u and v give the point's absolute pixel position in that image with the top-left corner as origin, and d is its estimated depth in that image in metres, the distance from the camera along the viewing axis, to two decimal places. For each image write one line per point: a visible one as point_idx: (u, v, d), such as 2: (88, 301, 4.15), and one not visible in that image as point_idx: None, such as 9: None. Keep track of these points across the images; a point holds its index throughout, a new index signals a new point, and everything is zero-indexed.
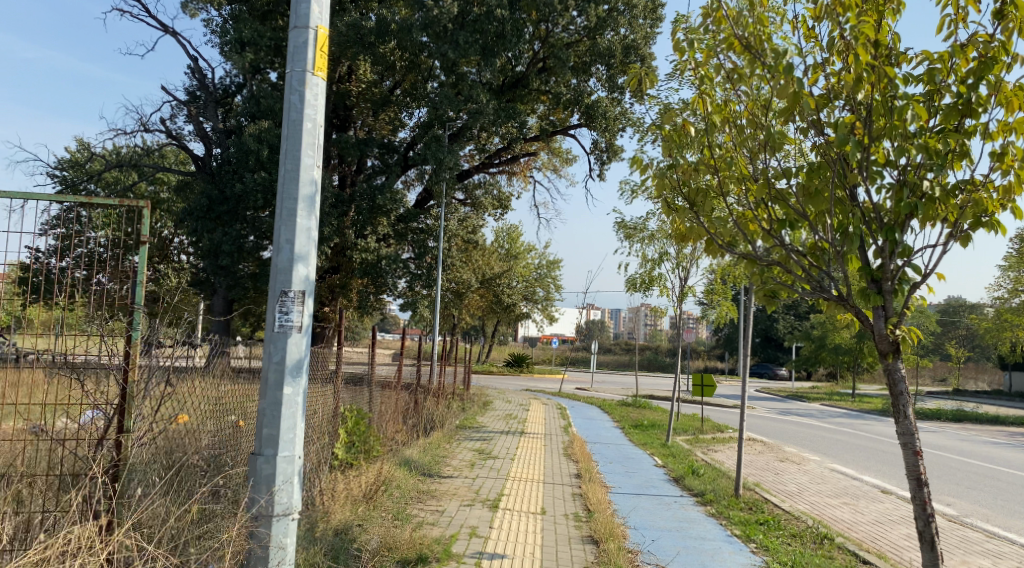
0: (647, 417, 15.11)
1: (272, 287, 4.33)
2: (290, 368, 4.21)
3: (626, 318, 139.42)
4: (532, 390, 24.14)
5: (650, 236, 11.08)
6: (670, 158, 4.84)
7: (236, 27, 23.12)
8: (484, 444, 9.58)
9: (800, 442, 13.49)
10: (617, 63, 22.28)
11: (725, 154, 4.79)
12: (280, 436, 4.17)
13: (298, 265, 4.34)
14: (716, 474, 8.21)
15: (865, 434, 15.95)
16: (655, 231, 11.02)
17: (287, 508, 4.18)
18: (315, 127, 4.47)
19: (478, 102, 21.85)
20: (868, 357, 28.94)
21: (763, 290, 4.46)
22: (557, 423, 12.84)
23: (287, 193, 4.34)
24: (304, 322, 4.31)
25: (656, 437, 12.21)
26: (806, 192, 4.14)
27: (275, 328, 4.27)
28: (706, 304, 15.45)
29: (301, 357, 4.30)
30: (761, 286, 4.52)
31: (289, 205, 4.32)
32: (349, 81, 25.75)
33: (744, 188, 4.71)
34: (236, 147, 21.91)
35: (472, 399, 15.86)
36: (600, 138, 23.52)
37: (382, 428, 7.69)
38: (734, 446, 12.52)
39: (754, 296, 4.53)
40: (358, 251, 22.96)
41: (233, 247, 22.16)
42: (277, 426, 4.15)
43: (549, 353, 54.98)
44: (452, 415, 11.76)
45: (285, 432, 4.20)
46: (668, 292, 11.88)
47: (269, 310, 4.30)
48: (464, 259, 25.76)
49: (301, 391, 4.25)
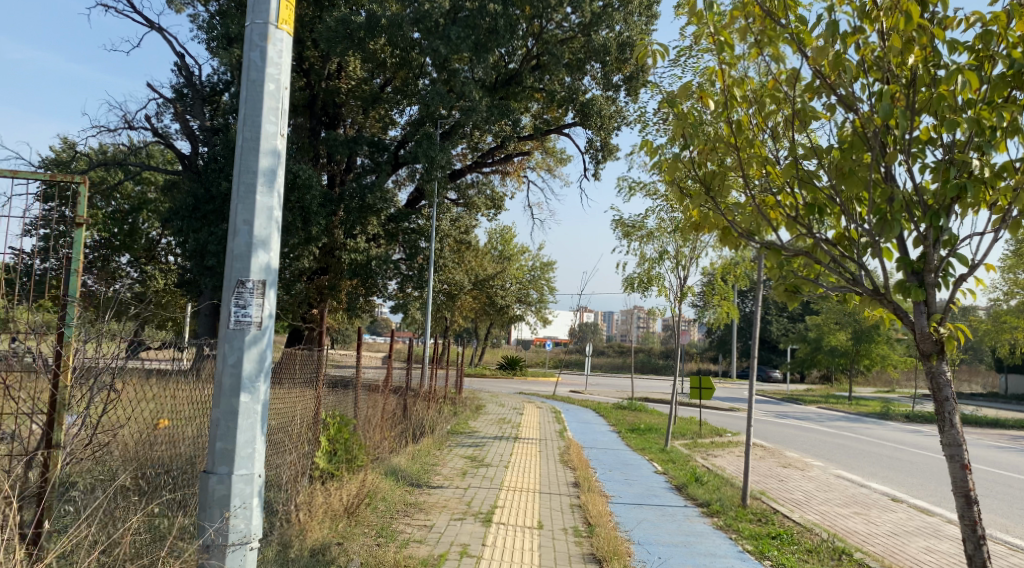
0: (644, 421, 14.75)
1: (227, 276, 3.95)
2: (248, 373, 3.85)
3: (619, 320, 139.31)
4: (526, 393, 23.76)
5: (648, 234, 10.72)
6: (684, 137, 4.46)
7: (223, 22, 22.72)
8: (475, 450, 9.18)
9: (801, 446, 13.15)
10: (611, 60, 22.00)
11: (744, 132, 4.44)
12: (236, 453, 3.78)
13: (258, 251, 3.97)
14: (721, 482, 7.83)
15: (865, 438, 15.63)
16: (654, 228, 10.65)
17: (244, 536, 3.80)
18: (279, 90, 4.11)
19: (470, 99, 21.46)
20: (864, 359, 28.71)
21: (786, 285, 4.10)
22: (552, 427, 12.46)
23: (246, 167, 3.96)
24: (263, 316, 3.95)
25: (654, 442, 11.85)
26: (837, 171, 3.77)
27: (231, 325, 3.89)
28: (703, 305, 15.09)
29: (260, 358, 3.93)
30: (781, 280, 4.15)
31: (247, 180, 3.94)
32: (339, 78, 25.38)
33: (765, 170, 4.35)
34: (224, 144, 21.51)
35: (463, 403, 15.47)
36: (595, 137, 23.20)
37: (368, 435, 7.30)
38: (733, 451, 12.17)
39: (775, 291, 4.17)
40: (348, 251, 22.60)
41: (220, 247, 21.71)
42: (232, 441, 3.77)
43: (541, 356, 54.67)
44: (443, 420, 11.36)
45: (241, 447, 3.82)
46: (666, 292, 11.52)
47: (224, 302, 3.92)
48: (456, 260, 25.36)
49: (260, 399, 3.88)
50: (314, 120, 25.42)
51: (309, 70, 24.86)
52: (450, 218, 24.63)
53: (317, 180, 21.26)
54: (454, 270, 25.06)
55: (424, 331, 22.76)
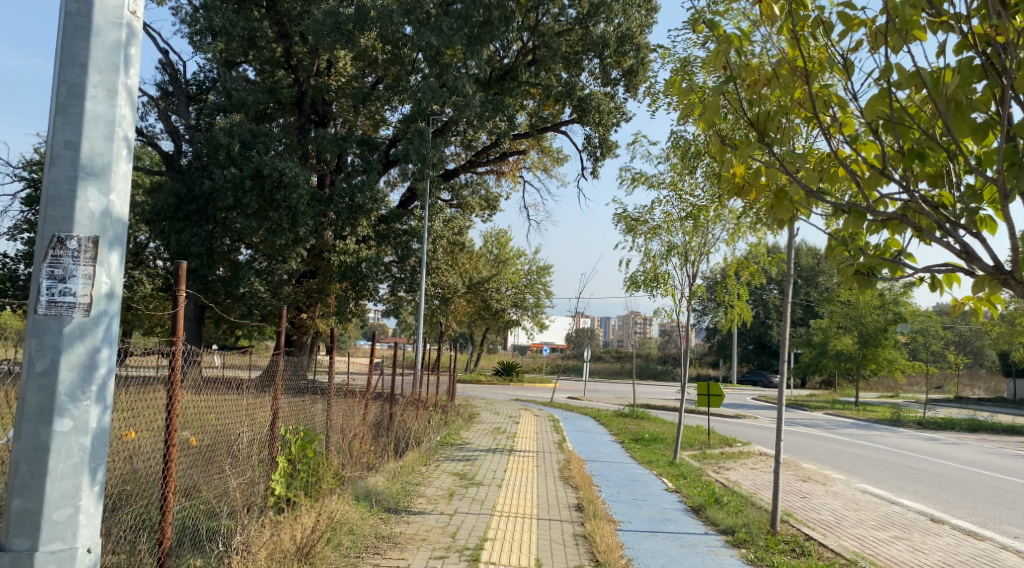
0: (648, 430, 13.87)
1: (39, 227, 2.67)
2: (71, 380, 2.58)
3: (617, 326, 138.63)
4: (523, 401, 22.84)
5: (653, 228, 9.84)
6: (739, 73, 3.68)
7: (207, 16, 21.97)
8: (465, 465, 8.29)
9: (818, 457, 12.28)
10: (610, 54, 21.19)
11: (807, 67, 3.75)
12: (42, 519, 2.52)
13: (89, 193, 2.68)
14: (743, 503, 6.96)
15: (882, 447, 14.75)
16: (660, 221, 9.78)
17: None
18: None
19: (464, 95, 20.63)
20: (871, 363, 27.80)
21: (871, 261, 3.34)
22: (550, 438, 11.60)
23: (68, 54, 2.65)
24: (98, 293, 2.69)
25: (662, 454, 10.97)
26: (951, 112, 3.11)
27: (40, 309, 2.61)
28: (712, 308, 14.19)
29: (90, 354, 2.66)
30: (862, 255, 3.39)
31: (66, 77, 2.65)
32: (328, 75, 24.52)
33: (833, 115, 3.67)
34: (207, 140, 20.61)
35: (456, 411, 14.60)
36: (593, 134, 22.37)
37: (340, 453, 6.47)
38: (746, 463, 11.29)
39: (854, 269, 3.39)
40: (337, 253, 21.72)
41: (203, 249, 20.83)
42: (36, 498, 2.51)
43: (538, 362, 53.76)
44: (431, 431, 10.49)
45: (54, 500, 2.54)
46: (672, 292, 10.62)
47: (33, 269, 2.65)
48: (451, 261, 24.42)
49: (86, 427, 2.60)
50: (302, 118, 24.61)
51: (298, 67, 24.03)
52: (444, 219, 23.71)
53: (305, 178, 20.40)
54: (448, 273, 24.17)
55: (416, 335, 21.85)
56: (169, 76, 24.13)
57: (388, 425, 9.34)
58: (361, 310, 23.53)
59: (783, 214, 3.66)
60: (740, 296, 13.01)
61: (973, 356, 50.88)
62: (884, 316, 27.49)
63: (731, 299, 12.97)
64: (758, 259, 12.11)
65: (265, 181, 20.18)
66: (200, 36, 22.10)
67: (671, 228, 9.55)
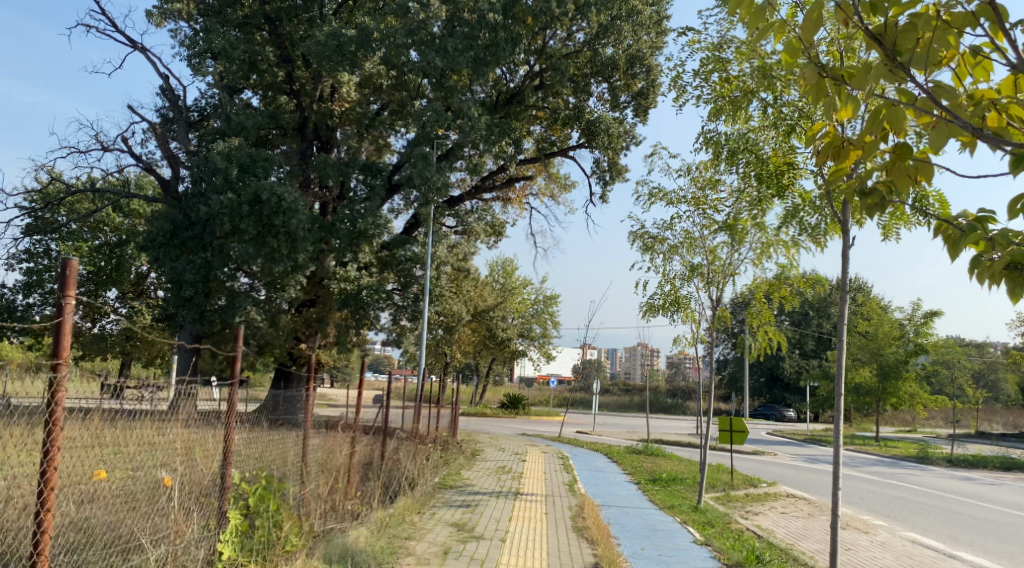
0: (665, 469, 12.89)
1: None
2: None
3: (624, 358, 137.34)
4: (530, 435, 21.89)
5: (674, 248, 9.08)
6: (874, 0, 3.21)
7: (207, 37, 21.52)
8: (463, 513, 7.36)
9: (851, 500, 11.30)
10: (619, 76, 20.57)
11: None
12: None
13: None
14: (785, 561, 6.05)
15: (916, 488, 13.73)
16: (680, 240, 9.03)
17: None
18: None
19: (469, 118, 19.96)
20: (892, 398, 26.68)
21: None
22: (559, 478, 10.68)
23: None
24: None
25: (682, 496, 10.04)
26: None
27: None
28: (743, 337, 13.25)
29: None
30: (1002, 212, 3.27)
31: None
32: (330, 100, 23.99)
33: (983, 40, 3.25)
34: (204, 164, 20.06)
35: (458, 448, 13.70)
36: (602, 157, 21.72)
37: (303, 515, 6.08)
38: (775, 507, 10.29)
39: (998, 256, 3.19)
40: (337, 281, 20.98)
41: (199, 276, 20.10)
42: None
43: (545, 395, 52.65)
44: (429, 471, 9.59)
45: None
46: (694, 317, 9.75)
47: None
48: (455, 289, 23.55)
49: None
50: (304, 143, 24.04)
51: (300, 91, 23.42)
52: (448, 246, 22.96)
53: (304, 203, 19.66)
54: (452, 301, 23.35)
55: (419, 366, 20.96)
56: (169, 100, 23.58)
57: (373, 465, 8.54)
58: (361, 340, 22.69)
59: (904, 176, 3.35)
60: (767, 323, 12.11)
61: (991, 389, 49.53)
62: (904, 348, 26.47)
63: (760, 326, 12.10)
64: (792, 285, 11.19)
65: (263, 208, 19.39)
66: (199, 60, 21.59)
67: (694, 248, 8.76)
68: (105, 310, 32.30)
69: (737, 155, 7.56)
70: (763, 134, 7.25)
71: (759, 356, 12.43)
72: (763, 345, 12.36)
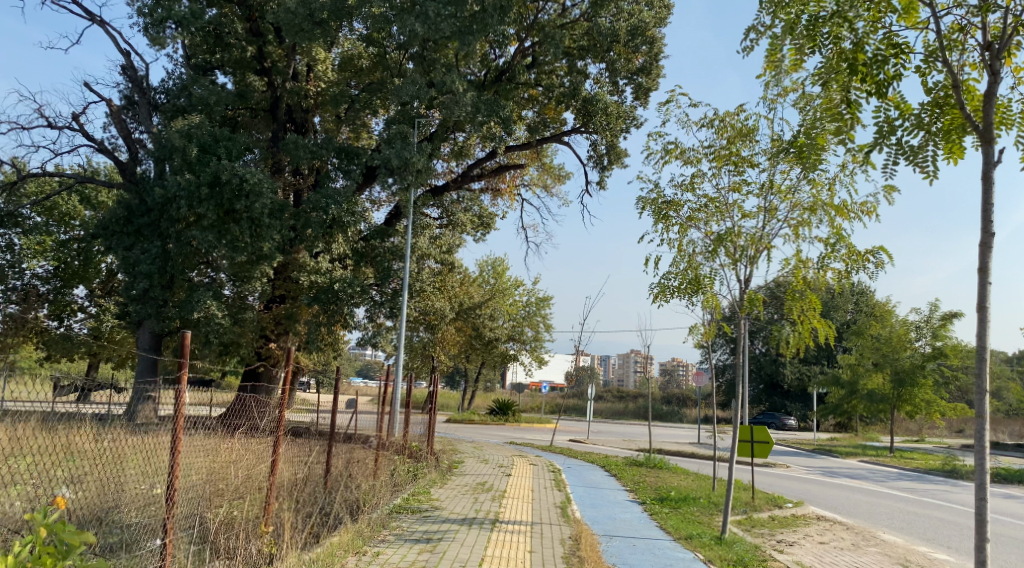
0: (673, 486, 11.04)
1: None
2: None
3: (616, 365, 136.06)
4: (519, 443, 20.03)
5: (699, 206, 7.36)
6: None
7: (168, 4, 19.64)
8: (417, 553, 5.55)
9: (899, 527, 9.48)
10: (618, 50, 18.84)
11: None
12: None
13: None
14: None
15: (961, 508, 11.93)
16: (704, 203, 7.30)
17: None
18: None
19: (453, 92, 18.13)
20: (906, 405, 24.93)
21: None
22: (551, 499, 8.81)
23: None
24: None
25: (699, 524, 8.23)
26: None
27: None
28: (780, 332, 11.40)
29: None
30: None
31: None
32: (305, 80, 22.27)
33: None
34: (161, 142, 18.24)
35: (433, 459, 11.86)
36: (600, 140, 19.99)
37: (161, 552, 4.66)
38: (810, 535, 8.49)
39: None
40: (307, 273, 19.02)
41: (153, 266, 18.15)
42: None
43: (537, 402, 50.86)
44: (384, 498, 7.78)
45: None
46: (715, 304, 7.98)
47: None
48: (439, 284, 21.68)
49: None
50: (276, 126, 22.15)
51: (272, 69, 21.64)
52: (430, 237, 21.14)
53: (269, 186, 17.84)
54: (435, 297, 21.47)
55: (397, 367, 19.11)
56: (127, 76, 21.46)
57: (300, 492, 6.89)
58: (334, 339, 20.78)
59: None
60: (811, 310, 10.31)
61: None
62: (919, 352, 24.72)
63: (803, 313, 10.35)
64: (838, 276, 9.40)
65: (223, 190, 17.51)
66: (159, 28, 19.72)
67: (728, 202, 7.02)
68: (72, 309, 30.24)
69: (811, 48, 6.12)
70: (858, 11, 5.86)
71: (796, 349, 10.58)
72: (802, 338, 10.54)
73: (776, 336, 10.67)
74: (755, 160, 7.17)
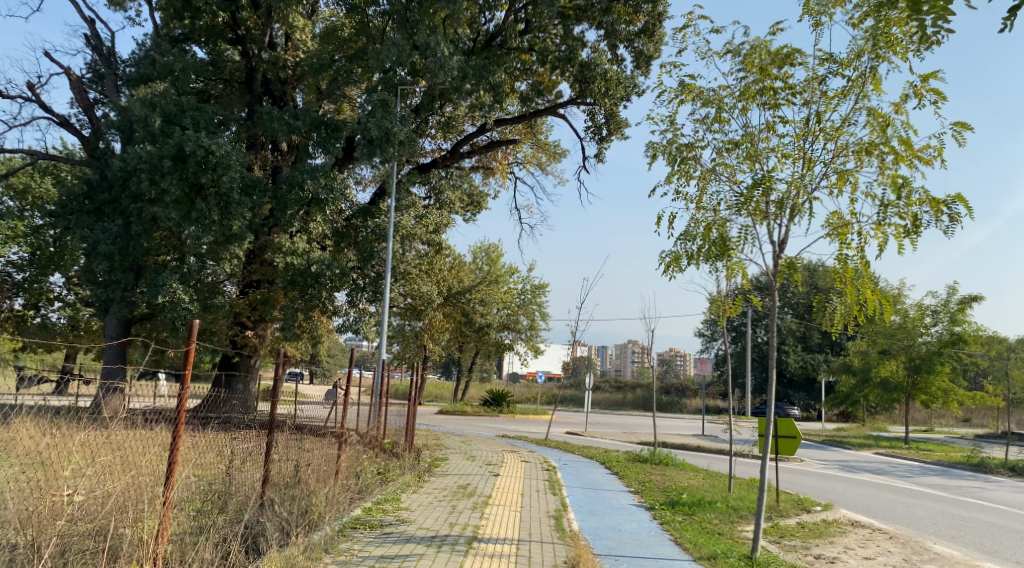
0: (684, 486, 9.70)
1: None
2: None
3: (613, 356, 135.17)
4: (511, 436, 18.74)
5: (727, 141, 6.21)
6: None
7: None
8: None
9: (947, 535, 8.18)
10: (617, 10, 17.45)
11: None
12: None
13: None
14: None
15: (1005, 509, 10.64)
16: (739, 137, 6.10)
17: None
18: None
19: (437, 56, 16.73)
20: (921, 394, 23.62)
21: None
22: (541, 507, 7.47)
23: None
24: None
25: (721, 537, 6.90)
26: None
27: None
28: (813, 309, 10.05)
29: None
30: None
31: None
32: (282, 49, 20.86)
33: None
34: (124, 113, 16.93)
35: (412, 458, 10.53)
36: (598, 110, 18.61)
37: None
38: (851, 547, 7.18)
39: None
40: (282, 254, 17.52)
41: (113, 246, 16.70)
42: None
43: (534, 392, 49.58)
44: (334, 515, 6.57)
45: None
46: (739, 271, 6.76)
47: None
48: (426, 267, 20.31)
49: None
50: (251, 98, 20.71)
51: (245, 37, 20.26)
52: (416, 216, 19.70)
53: (238, 158, 16.50)
54: (421, 280, 20.15)
55: (381, 356, 17.73)
56: (89, 43, 19.83)
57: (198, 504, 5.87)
58: (313, 325, 19.42)
59: None
60: (856, 279, 9.34)
61: None
62: (936, 338, 23.35)
63: (850, 281, 9.23)
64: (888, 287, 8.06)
65: (188, 162, 16.15)
66: None
67: (768, 129, 5.90)
68: (48, 297, 28.56)
69: None
70: None
71: (847, 323, 9.62)
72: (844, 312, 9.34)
73: (821, 308, 9.71)
74: (805, 82, 6.04)
